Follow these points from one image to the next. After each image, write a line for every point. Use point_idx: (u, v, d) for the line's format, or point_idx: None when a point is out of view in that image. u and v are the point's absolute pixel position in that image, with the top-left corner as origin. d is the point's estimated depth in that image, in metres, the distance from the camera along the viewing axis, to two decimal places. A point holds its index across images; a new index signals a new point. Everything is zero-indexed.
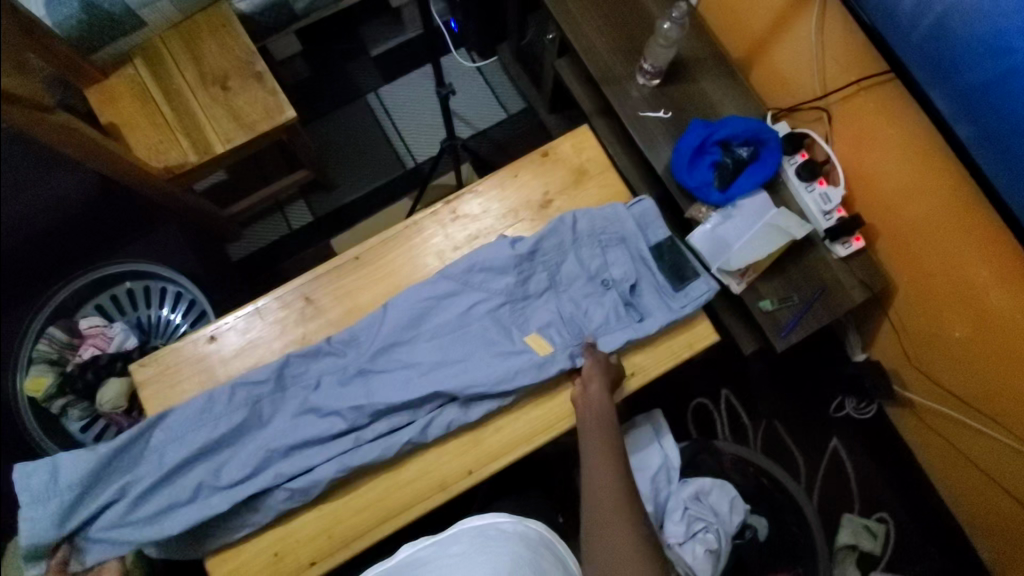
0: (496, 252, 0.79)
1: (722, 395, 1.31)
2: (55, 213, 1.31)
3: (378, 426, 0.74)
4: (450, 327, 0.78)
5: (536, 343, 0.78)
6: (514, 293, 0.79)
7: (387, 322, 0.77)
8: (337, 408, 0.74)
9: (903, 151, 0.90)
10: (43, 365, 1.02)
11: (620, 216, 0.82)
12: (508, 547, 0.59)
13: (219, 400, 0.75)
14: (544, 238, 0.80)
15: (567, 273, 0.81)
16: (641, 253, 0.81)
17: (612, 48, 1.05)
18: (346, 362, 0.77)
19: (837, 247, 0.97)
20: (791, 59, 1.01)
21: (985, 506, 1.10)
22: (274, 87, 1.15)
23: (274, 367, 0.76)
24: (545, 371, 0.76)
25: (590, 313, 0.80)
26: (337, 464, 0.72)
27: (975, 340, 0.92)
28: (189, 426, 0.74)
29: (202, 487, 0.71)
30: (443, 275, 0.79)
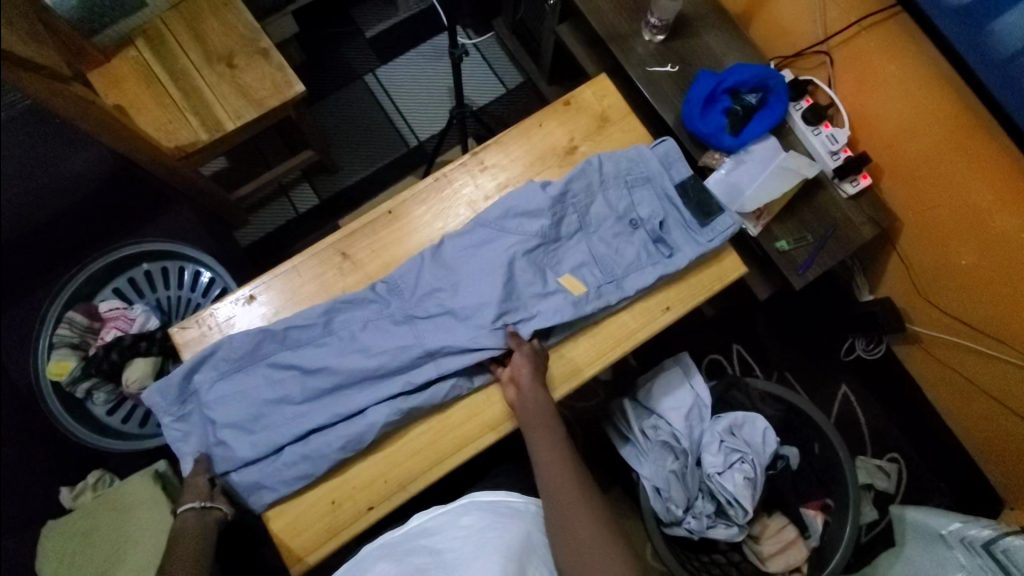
0: (528, 195, 0.81)
1: (734, 350, 1.34)
2: (55, 203, 1.29)
3: (429, 369, 0.75)
4: (489, 271, 0.79)
5: (570, 284, 0.80)
6: (547, 235, 0.81)
7: (428, 270, 0.79)
8: (386, 350, 0.76)
9: (905, 86, 0.93)
10: (66, 349, 1.02)
11: (644, 157, 0.84)
12: (517, 530, 0.66)
13: (269, 341, 0.76)
14: (572, 181, 0.82)
15: (596, 214, 0.83)
16: (667, 190, 0.83)
17: (616, 7, 1.08)
18: (388, 307, 0.78)
19: (845, 186, 1.01)
20: (790, 8, 1.04)
21: (996, 436, 1.13)
22: (281, 62, 1.14)
23: (320, 313, 0.78)
24: (584, 308, 0.78)
25: (621, 252, 0.82)
26: (388, 407, 0.74)
27: (980, 265, 0.97)
28: (242, 363, 0.76)
29: (269, 416, 0.74)
30: (479, 222, 0.81)
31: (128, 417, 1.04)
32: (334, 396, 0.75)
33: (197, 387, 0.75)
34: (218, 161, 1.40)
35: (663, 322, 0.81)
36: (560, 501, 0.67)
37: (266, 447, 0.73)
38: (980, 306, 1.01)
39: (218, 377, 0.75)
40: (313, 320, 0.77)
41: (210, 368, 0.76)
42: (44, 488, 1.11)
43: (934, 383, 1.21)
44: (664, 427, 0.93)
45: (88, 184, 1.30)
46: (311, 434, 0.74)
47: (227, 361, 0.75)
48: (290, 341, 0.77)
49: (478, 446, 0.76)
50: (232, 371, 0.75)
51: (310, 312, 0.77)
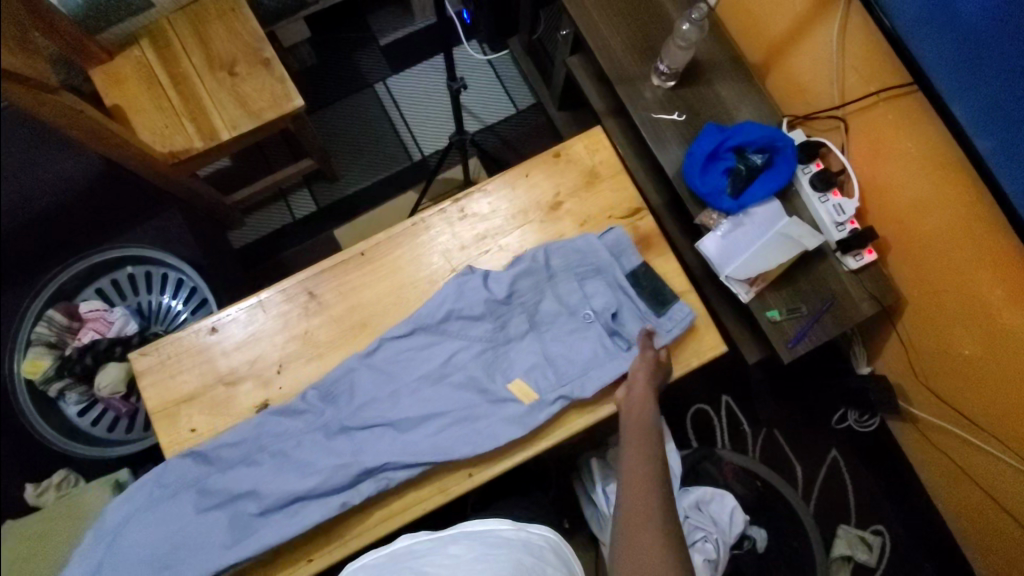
0: (471, 297, 0.78)
1: (723, 402, 1.30)
2: (55, 193, 1.30)
3: (367, 486, 0.72)
4: (433, 377, 0.77)
5: (520, 391, 0.75)
6: (495, 338, 0.79)
7: (366, 376, 0.76)
8: (321, 464, 0.72)
9: (919, 165, 0.88)
10: (41, 347, 1.02)
11: (592, 247, 0.80)
12: (509, 557, 0.56)
13: (202, 464, 0.73)
14: (519, 279, 0.80)
15: (546, 312, 0.79)
16: (619, 281, 0.79)
17: (627, 48, 1.03)
18: (325, 419, 0.75)
19: (848, 260, 0.96)
20: (809, 67, 0.99)
21: (988, 530, 1.06)
22: (282, 74, 1.12)
23: (251, 427, 0.74)
24: (534, 419, 0.74)
25: (576, 349, 0.76)
26: (319, 506, 0.70)
27: (983, 359, 0.91)
28: (172, 488, 0.72)
29: (189, 505, 0.71)
30: (419, 325, 0.78)
31: (97, 420, 1.05)
32: (246, 495, 0.71)
33: (116, 523, 0.71)
34: (221, 162, 1.40)
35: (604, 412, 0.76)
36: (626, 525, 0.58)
37: (170, 544, 0.69)
38: (982, 399, 0.94)
39: (143, 507, 0.71)
40: (243, 438, 0.74)
41: (139, 498, 0.72)
42: (15, 479, 1.12)
43: (927, 464, 1.16)
44: None
45: (88, 178, 1.31)
46: (230, 535, 0.69)
47: (158, 487, 0.72)
48: (220, 460, 0.73)
49: (424, 508, 0.74)
50: (152, 505, 0.71)
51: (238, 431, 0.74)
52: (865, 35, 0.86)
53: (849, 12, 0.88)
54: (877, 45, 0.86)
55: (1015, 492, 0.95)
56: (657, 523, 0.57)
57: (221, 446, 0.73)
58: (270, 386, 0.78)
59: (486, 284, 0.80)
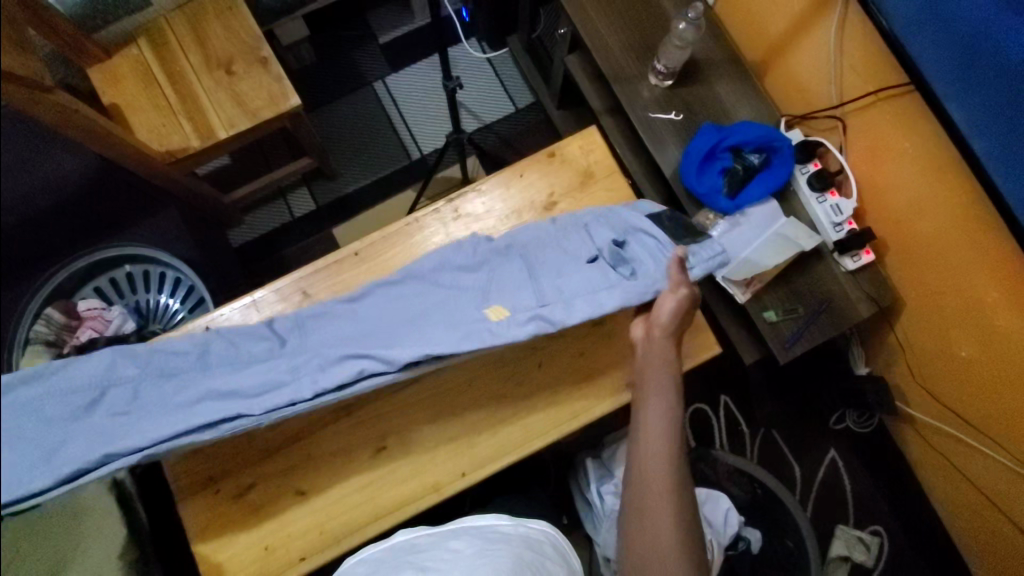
0: (468, 248, 0.76)
1: (721, 401, 1.29)
2: (54, 191, 1.30)
3: (277, 394, 0.59)
4: (413, 306, 0.69)
5: (494, 311, 0.66)
6: (486, 284, 0.71)
7: (340, 321, 0.69)
8: (255, 374, 0.61)
9: (916, 166, 0.87)
10: (40, 344, 1.00)
11: (607, 210, 0.79)
12: (508, 550, 0.59)
13: (117, 374, 0.62)
14: (521, 237, 0.77)
15: (545, 258, 0.73)
16: (631, 224, 0.75)
17: (624, 46, 1.03)
18: (278, 352, 0.65)
19: (845, 261, 0.95)
20: (808, 66, 0.98)
21: (986, 532, 1.05)
22: (279, 74, 1.12)
23: (195, 344, 0.65)
24: (503, 333, 0.62)
25: (569, 274, 0.70)
26: (229, 412, 0.57)
27: (981, 361, 0.91)
28: (75, 391, 0.62)
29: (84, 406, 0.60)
30: (411, 275, 0.73)
31: None
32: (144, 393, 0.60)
33: None
34: (220, 159, 1.40)
35: (597, 412, 0.79)
36: (641, 506, 0.64)
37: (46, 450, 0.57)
38: (979, 402, 0.94)
39: (38, 407, 0.61)
40: (176, 345, 0.66)
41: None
42: None
43: (925, 466, 1.15)
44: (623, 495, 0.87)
45: (87, 176, 1.31)
46: (51, 461, 0.51)
47: (68, 387, 0.63)
48: (141, 371, 0.63)
49: (416, 508, 0.75)
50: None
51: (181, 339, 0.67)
52: (863, 35, 0.86)
53: (846, 11, 0.87)
54: (875, 45, 0.85)
55: (1012, 495, 0.94)
56: (669, 504, 0.63)
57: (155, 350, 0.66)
58: None
59: (487, 243, 0.78)
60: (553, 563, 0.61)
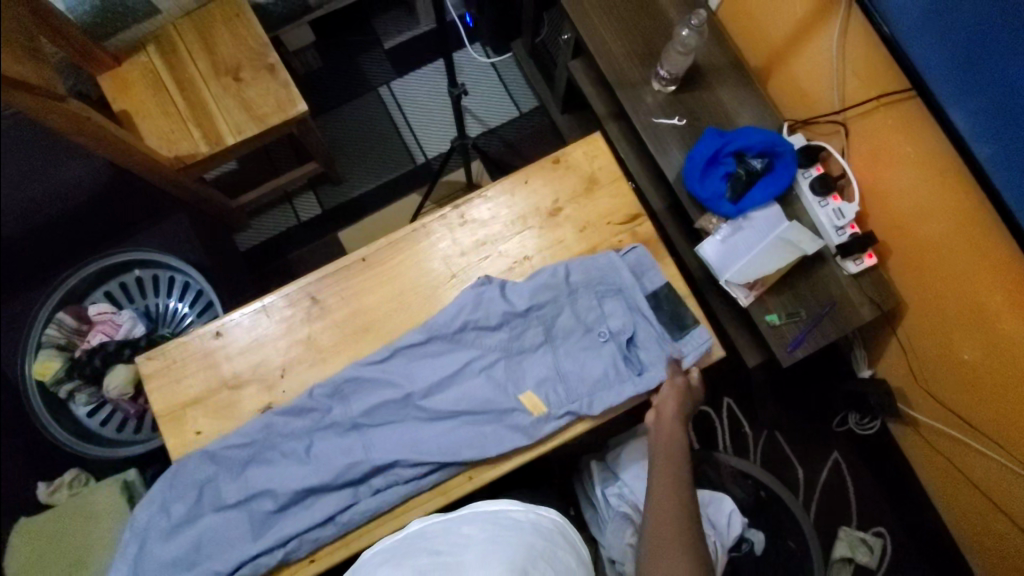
0: (490, 307, 0.79)
1: (724, 404, 1.30)
2: (65, 197, 1.32)
3: (377, 481, 0.75)
4: (444, 379, 0.78)
5: (531, 403, 0.77)
6: (509, 348, 0.80)
7: (376, 387, 0.78)
8: (332, 462, 0.74)
9: (919, 171, 0.88)
10: (51, 349, 1.04)
11: (615, 266, 0.81)
12: (520, 540, 0.59)
13: (209, 463, 0.75)
14: (538, 293, 0.80)
15: (563, 326, 0.80)
16: (639, 305, 0.80)
17: (627, 52, 1.04)
18: (334, 417, 0.77)
19: (848, 264, 0.96)
20: (810, 72, 0.99)
21: (988, 533, 1.06)
22: (287, 80, 1.13)
23: (259, 427, 0.76)
24: (538, 432, 0.75)
25: (589, 364, 0.78)
26: (332, 499, 0.74)
27: (983, 364, 0.91)
28: (185, 488, 0.75)
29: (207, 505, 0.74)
30: (434, 333, 0.79)
31: (106, 420, 1.06)
32: (262, 494, 0.74)
33: (143, 526, 0.74)
34: (227, 165, 1.41)
35: (579, 430, 0.78)
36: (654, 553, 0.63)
37: (190, 540, 0.72)
38: (982, 404, 0.94)
39: (164, 507, 0.74)
40: (250, 438, 0.75)
41: (156, 499, 0.74)
42: (25, 476, 1.15)
43: (928, 468, 1.16)
44: (627, 496, 0.89)
45: (97, 182, 1.33)
46: (252, 532, 0.73)
47: (172, 488, 0.74)
48: (231, 461, 0.75)
49: (423, 510, 0.75)
50: (192, 515, 0.74)
51: (247, 430, 0.76)
52: (864, 40, 0.87)
53: (848, 15, 0.87)
54: (876, 50, 0.86)
55: (1014, 496, 0.95)
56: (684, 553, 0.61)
57: (230, 441, 0.75)
58: (274, 390, 0.79)
59: (503, 295, 0.80)
60: (565, 552, 0.62)
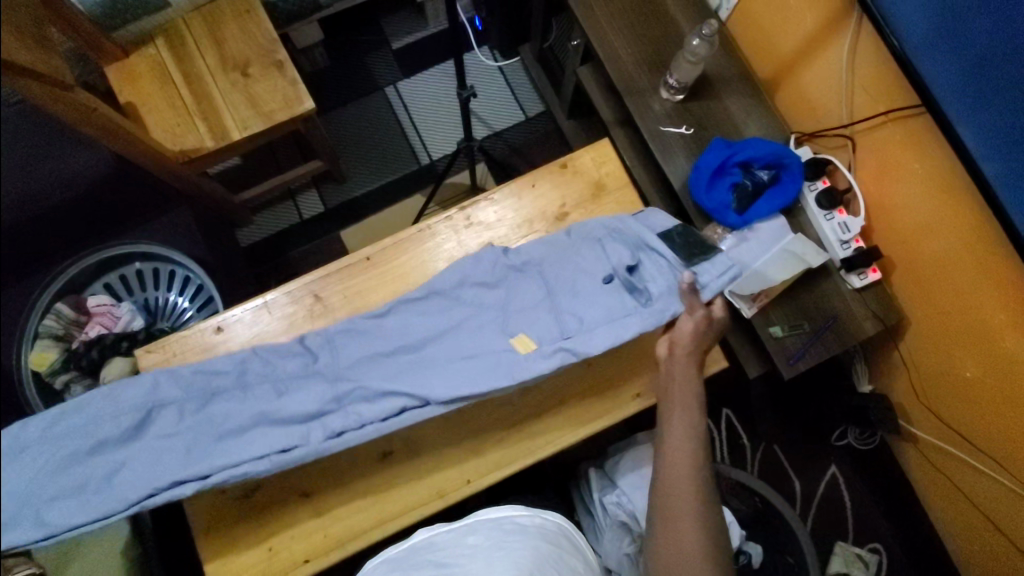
0: (486, 264, 0.78)
1: (723, 415, 1.30)
2: (66, 189, 1.31)
3: (334, 421, 0.67)
4: (440, 327, 0.74)
5: (521, 343, 0.71)
6: (506, 304, 0.76)
7: (368, 340, 0.74)
8: (298, 397, 0.68)
9: (926, 187, 0.88)
10: (48, 340, 1.03)
11: (617, 219, 0.79)
12: (526, 545, 0.62)
13: (174, 386, 0.70)
14: (536, 249, 0.79)
15: (560, 273, 0.76)
16: (642, 238, 0.75)
17: (637, 59, 1.04)
18: (316, 362, 0.73)
19: (852, 278, 0.96)
20: (819, 84, 0.99)
21: (984, 552, 1.06)
22: (294, 77, 1.13)
23: (236, 362, 0.72)
24: (527, 368, 0.69)
25: (584, 301, 0.73)
26: (284, 434, 0.66)
27: (984, 382, 0.91)
28: (125, 406, 0.67)
29: (148, 420, 0.67)
30: (434, 291, 0.77)
31: None
32: (211, 420, 0.67)
33: (65, 434, 0.65)
34: (231, 159, 1.41)
35: (571, 440, 0.79)
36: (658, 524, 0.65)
37: (121, 461, 0.64)
38: (981, 422, 0.95)
39: (94, 416, 0.66)
40: (225, 370, 0.72)
41: (85, 417, 0.66)
42: None
43: (925, 485, 1.16)
44: (626, 504, 0.87)
45: (99, 174, 1.32)
46: (187, 459, 0.65)
47: (107, 401, 0.67)
48: (196, 389, 0.70)
49: (420, 514, 0.75)
50: (124, 435, 0.65)
51: (224, 363, 0.72)
52: (874, 56, 0.87)
53: (860, 30, 0.87)
54: (886, 66, 0.86)
55: (1011, 515, 0.95)
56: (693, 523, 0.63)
57: (201, 371, 0.71)
58: None
59: (504, 258, 0.80)
60: (571, 557, 0.65)
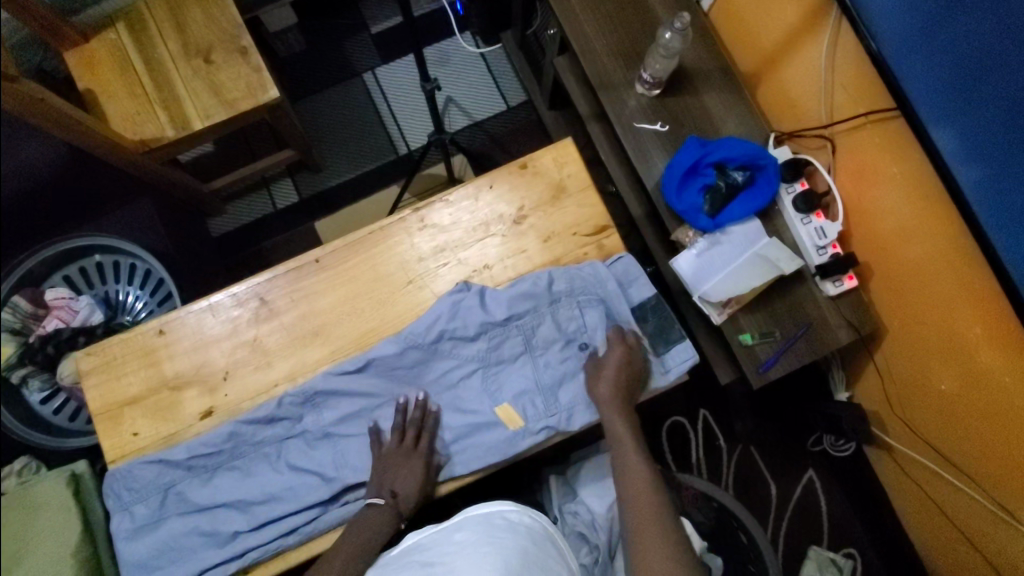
0: (467, 317, 0.76)
1: (700, 416, 1.26)
2: (29, 177, 1.28)
3: (347, 494, 0.73)
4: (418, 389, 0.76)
5: (506, 415, 0.75)
6: (486, 359, 0.77)
7: (346, 394, 0.76)
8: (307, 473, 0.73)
9: (903, 192, 0.84)
10: (4, 334, 0.99)
11: (599, 276, 0.79)
12: (513, 544, 0.56)
13: (172, 469, 0.73)
14: (518, 301, 0.77)
15: (543, 337, 0.78)
16: (622, 315, 0.78)
17: (611, 51, 0.99)
18: (305, 425, 0.75)
19: (826, 285, 0.92)
20: (800, 82, 0.94)
21: (956, 564, 1.04)
22: (259, 64, 1.09)
23: (225, 437, 0.73)
24: (516, 446, 0.73)
25: (566, 379, 0.77)
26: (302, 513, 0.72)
27: (960, 396, 0.88)
28: (142, 492, 0.73)
29: (171, 501, 0.73)
30: (410, 343, 0.76)
31: (59, 410, 1.03)
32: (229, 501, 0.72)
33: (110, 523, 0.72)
34: (203, 147, 1.38)
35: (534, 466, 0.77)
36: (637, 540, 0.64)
37: (164, 540, 0.71)
38: (957, 437, 0.91)
39: (128, 502, 0.73)
40: (217, 447, 0.73)
41: (112, 501, 0.73)
42: None
43: (902, 494, 1.13)
44: (582, 514, 0.86)
45: (63, 161, 1.29)
46: (216, 539, 0.71)
47: (128, 491, 0.72)
48: (197, 467, 0.74)
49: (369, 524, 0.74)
50: (157, 517, 0.72)
51: (212, 439, 0.73)
52: (854, 53, 0.82)
53: (841, 27, 0.83)
54: (867, 65, 0.82)
55: (984, 530, 0.92)
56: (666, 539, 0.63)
57: (196, 449, 0.73)
58: (216, 393, 0.77)
59: (482, 303, 0.77)
60: (555, 559, 0.59)
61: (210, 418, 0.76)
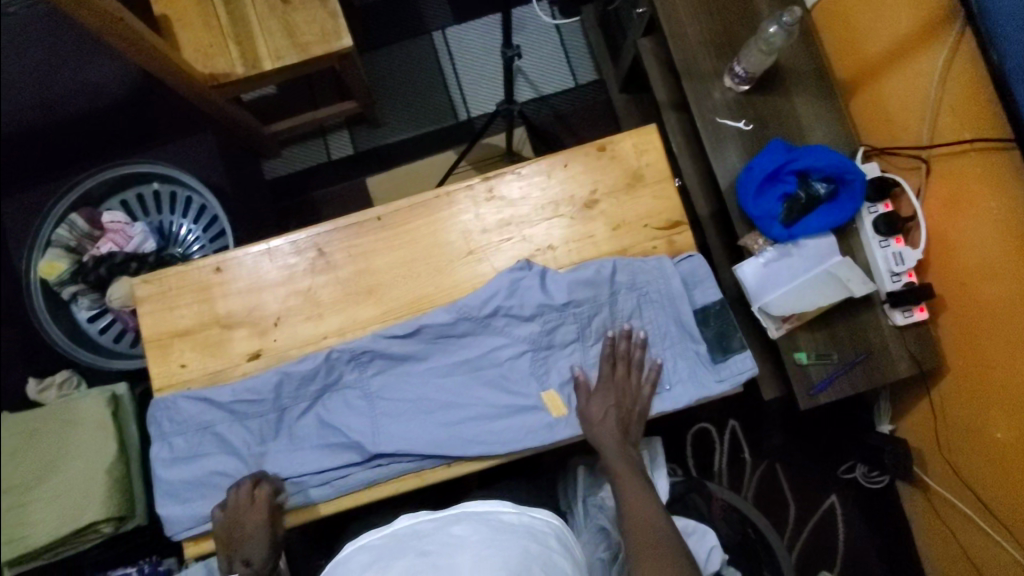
0: (524, 297, 0.75)
1: (729, 425, 1.23)
2: (95, 97, 1.29)
3: (382, 457, 0.73)
4: (465, 363, 0.75)
5: (552, 402, 0.74)
6: (538, 342, 0.75)
7: (393, 358, 0.75)
8: (348, 429, 0.73)
9: (996, 227, 0.79)
10: (60, 250, 1.02)
11: (665, 272, 0.76)
12: (515, 545, 0.54)
13: (214, 409, 0.74)
14: (579, 288, 0.75)
15: (598, 327, 0.76)
16: (683, 317, 0.76)
17: (704, 39, 0.94)
18: (351, 382, 0.75)
19: (895, 313, 0.88)
20: (902, 96, 0.89)
21: None
22: (335, 9, 1.06)
23: (270, 383, 0.74)
24: (555, 433, 0.73)
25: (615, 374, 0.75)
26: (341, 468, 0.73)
27: (1016, 447, 0.84)
28: (184, 426, 0.74)
29: (212, 438, 0.74)
30: (464, 315, 0.74)
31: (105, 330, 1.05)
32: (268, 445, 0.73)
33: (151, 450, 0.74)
34: (266, 88, 1.37)
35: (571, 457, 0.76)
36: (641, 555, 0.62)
37: (204, 473, 0.73)
38: (1004, 488, 0.87)
39: (173, 432, 0.74)
40: (260, 394, 0.73)
41: (155, 429, 0.74)
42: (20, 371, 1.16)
43: (930, 536, 1.10)
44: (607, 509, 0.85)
45: (130, 85, 1.29)
46: None
47: (172, 422, 0.73)
48: (239, 410, 0.74)
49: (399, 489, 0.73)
50: (194, 452, 0.74)
51: (256, 382, 0.73)
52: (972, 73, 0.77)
53: (962, 43, 0.78)
54: (984, 87, 0.76)
55: None
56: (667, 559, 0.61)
57: (240, 393, 0.73)
58: (265, 337, 0.77)
59: (542, 285, 0.75)
60: (561, 555, 0.57)
61: (257, 360, 0.76)
